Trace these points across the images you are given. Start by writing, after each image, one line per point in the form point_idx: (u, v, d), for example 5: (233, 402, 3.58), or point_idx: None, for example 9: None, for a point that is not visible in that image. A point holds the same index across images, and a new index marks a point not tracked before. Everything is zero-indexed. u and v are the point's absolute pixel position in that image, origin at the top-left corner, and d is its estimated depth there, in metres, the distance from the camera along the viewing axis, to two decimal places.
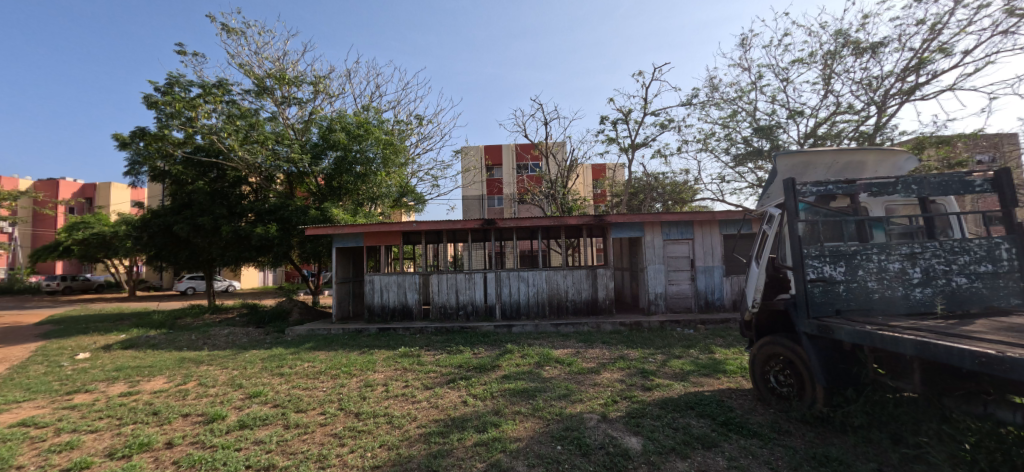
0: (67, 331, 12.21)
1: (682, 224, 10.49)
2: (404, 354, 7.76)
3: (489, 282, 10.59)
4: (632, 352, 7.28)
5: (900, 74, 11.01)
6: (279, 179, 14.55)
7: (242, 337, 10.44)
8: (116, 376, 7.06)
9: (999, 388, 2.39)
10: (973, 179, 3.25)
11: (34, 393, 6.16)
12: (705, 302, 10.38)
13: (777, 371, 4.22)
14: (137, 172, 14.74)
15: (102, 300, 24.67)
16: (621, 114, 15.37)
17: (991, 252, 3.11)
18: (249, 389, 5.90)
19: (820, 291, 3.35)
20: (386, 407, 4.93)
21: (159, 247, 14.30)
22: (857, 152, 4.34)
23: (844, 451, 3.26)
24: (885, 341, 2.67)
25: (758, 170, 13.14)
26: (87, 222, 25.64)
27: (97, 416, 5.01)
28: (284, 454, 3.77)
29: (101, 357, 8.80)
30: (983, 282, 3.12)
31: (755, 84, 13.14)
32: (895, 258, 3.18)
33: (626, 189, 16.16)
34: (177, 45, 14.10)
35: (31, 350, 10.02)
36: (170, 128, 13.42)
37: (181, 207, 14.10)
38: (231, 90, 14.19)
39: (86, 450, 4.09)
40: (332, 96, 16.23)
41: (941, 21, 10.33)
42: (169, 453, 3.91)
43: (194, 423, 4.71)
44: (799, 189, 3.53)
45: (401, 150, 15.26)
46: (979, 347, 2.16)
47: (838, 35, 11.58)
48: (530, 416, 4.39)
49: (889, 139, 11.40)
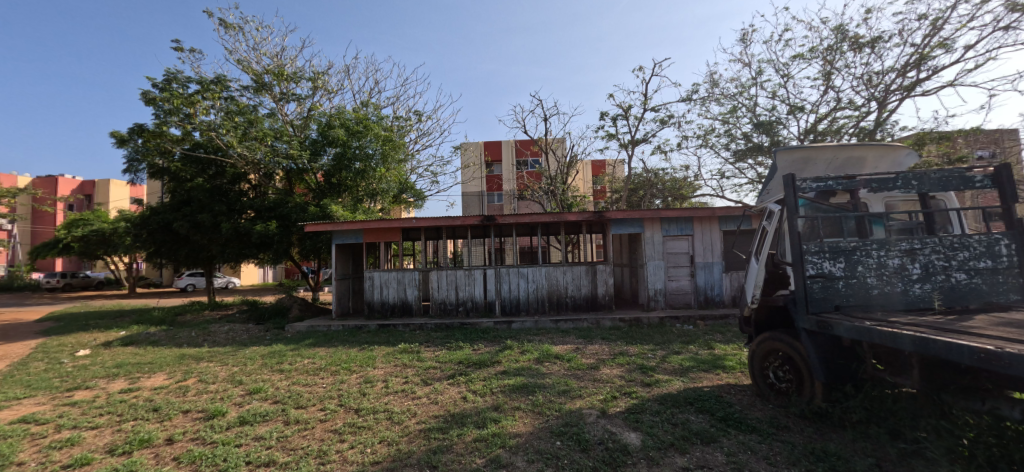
0: (67, 328, 12.23)
1: (681, 220, 10.46)
2: (404, 350, 7.77)
3: (488, 278, 10.60)
4: (632, 348, 7.30)
5: (901, 69, 10.97)
6: (279, 176, 14.52)
7: (241, 333, 10.44)
8: (116, 372, 7.07)
9: (997, 384, 2.39)
10: (974, 175, 3.23)
11: (34, 390, 6.17)
12: (704, 298, 10.39)
13: (775, 367, 4.23)
14: (136, 169, 14.71)
15: (102, 298, 24.69)
16: (620, 110, 15.35)
17: (990, 248, 3.11)
18: (249, 386, 5.91)
19: (819, 288, 3.35)
20: (386, 403, 4.94)
21: (158, 244, 14.29)
22: (858, 148, 4.33)
23: (843, 446, 3.28)
24: (883, 337, 2.67)
25: (758, 165, 13.12)
26: (86, 219, 25.65)
27: (98, 413, 5.03)
28: (284, 450, 3.79)
29: (102, 353, 8.83)
30: (982, 277, 3.12)
31: (755, 80, 13.11)
32: (894, 254, 3.17)
33: (625, 185, 16.14)
34: (174, 40, 14.06)
35: (31, 347, 10.01)
36: (168, 124, 13.39)
37: (181, 204, 14.09)
38: (229, 86, 14.14)
39: (86, 446, 4.09)
40: (331, 92, 16.15)
41: (942, 17, 10.30)
42: (169, 450, 3.92)
43: (194, 420, 4.72)
44: (799, 185, 3.51)
45: (400, 146, 15.22)
46: (977, 343, 2.16)
47: (838, 30, 11.53)
48: (530, 412, 4.40)
49: (889, 134, 11.37)
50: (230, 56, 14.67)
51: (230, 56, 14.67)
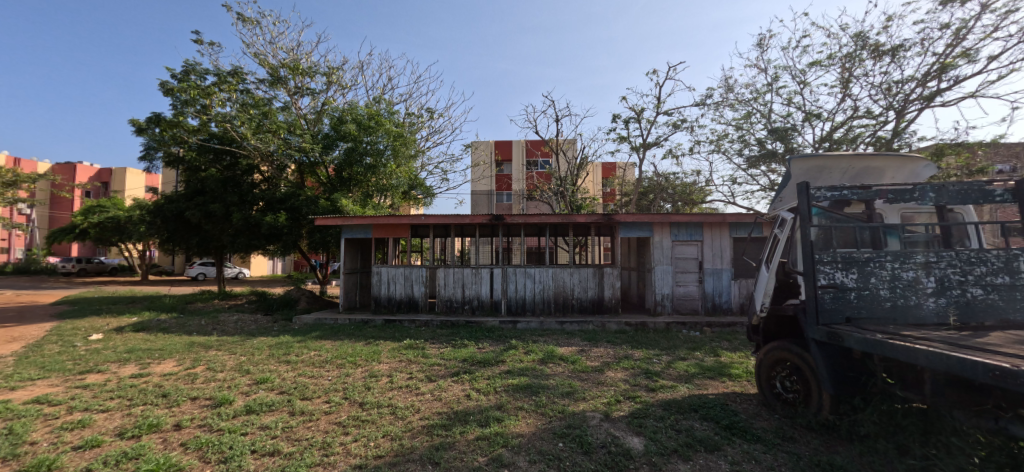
0: (81, 313, 12.50)
1: (692, 225, 10.40)
2: (409, 346, 7.84)
3: (495, 277, 10.60)
4: (637, 352, 7.25)
5: (921, 79, 10.76)
6: (291, 168, 14.72)
7: (250, 324, 10.57)
8: (127, 357, 7.20)
9: (1013, 403, 2.33)
10: (993, 188, 3.13)
11: (48, 372, 6.31)
12: (712, 304, 10.27)
13: (782, 377, 4.18)
14: (151, 157, 14.94)
15: (114, 283, 25.13)
16: (633, 113, 15.30)
17: (1009, 263, 3.01)
18: (256, 376, 5.98)
19: (830, 298, 3.31)
20: (390, 398, 4.98)
21: (171, 232, 14.54)
22: (875, 158, 4.27)
23: (849, 460, 3.24)
24: (897, 351, 2.61)
25: (770, 172, 12.95)
26: (102, 206, 26.18)
27: (109, 396, 5.13)
28: (288, 440, 3.84)
29: (114, 339, 8.99)
30: (999, 294, 3.04)
31: (771, 86, 12.90)
32: (909, 267, 3.11)
33: (636, 189, 16.07)
34: (194, 33, 14.34)
35: (46, 329, 10.24)
36: (185, 115, 13.60)
37: (194, 194, 14.29)
38: (245, 79, 14.32)
39: (97, 428, 4.19)
40: (345, 87, 16.30)
41: (965, 26, 10.08)
42: (177, 435, 3.99)
43: (202, 407, 4.80)
44: (813, 193, 3.44)
45: (410, 142, 15.30)
46: (994, 360, 2.12)
47: (857, 38, 11.33)
48: (533, 413, 4.40)
49: (907, 145, 11.14)
50: (247, 50, 14.85)
51: (246, 50, 14.85)
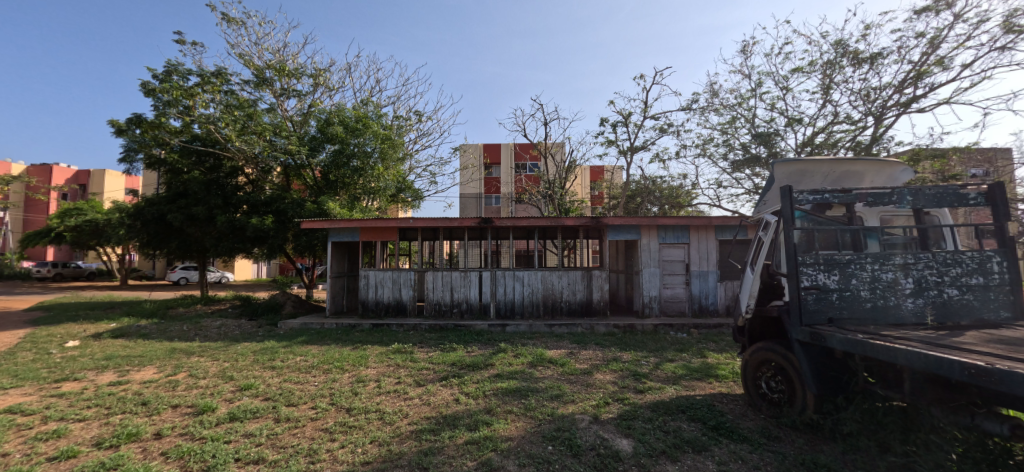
0: (56, 319, 12.10)
1: (678, 228, 10.53)
2: (397, 350, 7.75)
3: (484, 280, 10.57)
4: (625, 354, 7.30)
5: (899, 85, 11.07)
6: (277, 171, 14.49)
7: (234, 329, 10.35)
8: (105, 365, 6.98)
9: (986, 400, 2.40)
10: (968, 192, 3.25)
11: (22, 380, 6.09)
12: (698, 306, 10.40)
13: (768, 377, 4.24)
14: (131, 159, 14.56)
15: (92, 288, 24.40)
16: (621, 116, 15.43)
17: (983, 264, 3.14)
18: (239, 382, 5.85)
19: (813, 299, 3.37)
20: (378, 403, 4.92)
21: (151, 236, 14.17)
22: (855, 163, 4.38)
23: (833, 458, 3.29)
24: (877, 350, 2.67)
25: (755, 176, 13.18)
26: (80, 209, 25.41)
27: (85, 405, 4.96)
28: (273, 448, 3.75)
29: (91, 345, 8.72)
30: (974, 294, 3.15)
31: (755, 91, 13.12)
32: (888, 268, 3.19)
33: (624, 192, 16.21)
34: (176, 33, 14.05)
35: (19, 336, 9.89)
36: (167, 116, 13.34)
37: (176, 197, 13.99)
38: (229, 80, 14.05)
39: (72, 439, 4.04)
40: (332, 88, 16.12)
41: (939, 35, 10.42)
42: (158, 444, 3.88)
43: (183, 415, 4.68)
44: (795, 196, 3.51)
45: (398, 145, 15.20)
46: (969, 359, 2.18)
47: (838, 45, 11.62)
48: (522, 416, 4.39)
49: (885, 149, 11.45)
50: (232, 50, 14.59)
51: (231, 50, 14.60)
